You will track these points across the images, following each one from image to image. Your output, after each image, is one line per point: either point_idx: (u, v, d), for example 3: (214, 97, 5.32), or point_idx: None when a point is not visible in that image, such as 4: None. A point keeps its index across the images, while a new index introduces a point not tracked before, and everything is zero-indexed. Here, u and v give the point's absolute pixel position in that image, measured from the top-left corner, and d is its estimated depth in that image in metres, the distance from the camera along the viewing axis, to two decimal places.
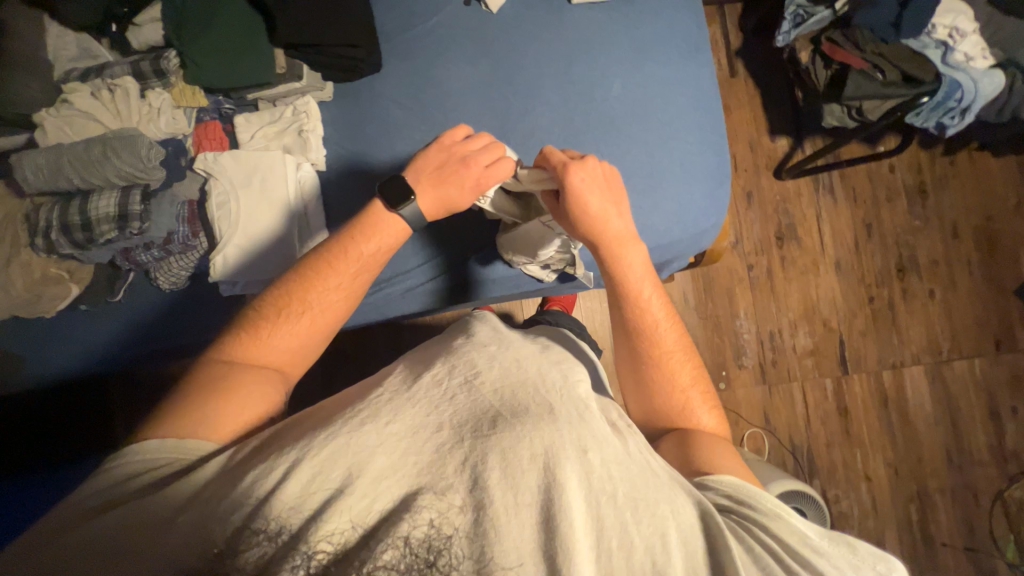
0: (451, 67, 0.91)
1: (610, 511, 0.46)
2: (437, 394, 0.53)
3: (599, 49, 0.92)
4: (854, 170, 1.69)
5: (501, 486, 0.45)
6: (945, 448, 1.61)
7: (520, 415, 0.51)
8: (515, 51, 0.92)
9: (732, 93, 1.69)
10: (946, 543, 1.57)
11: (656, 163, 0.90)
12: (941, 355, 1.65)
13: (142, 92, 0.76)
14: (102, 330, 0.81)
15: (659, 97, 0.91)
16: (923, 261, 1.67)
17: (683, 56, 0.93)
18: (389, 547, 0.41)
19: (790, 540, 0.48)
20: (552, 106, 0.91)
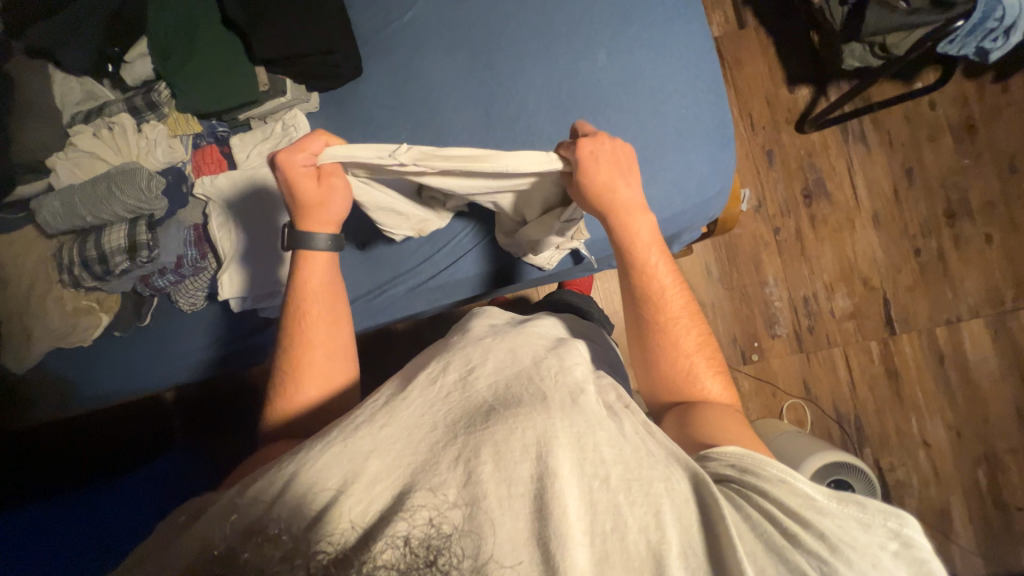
0: (429, 60, 0.90)
1: (603, 495, 0.46)
2: (432, 394, 0.55)
3: (580, 20, 0.88)
4: (887, 112, 1.54)
5: (496, 478, 0.46)
6: (1016, 406, 1.47)
7: (515, 406, 0.52)
8: (493, 33, 0.89)
9: (743, 45, 1.57)
10: (1020, 508, 1.44)
11: (649, 133, 0.86)
12: (1004, 306, 1.49)
13: (138, 126, 0.80)
14: (143, 352, 0.89)
15: (649, 62, 0.86)
16: (976, 204, 1.51)
17: (671, 14, 0.87)
18: (387, 547, 0.39)
19: (793, 503, 0.46)
20: (536, 86, 0.88)
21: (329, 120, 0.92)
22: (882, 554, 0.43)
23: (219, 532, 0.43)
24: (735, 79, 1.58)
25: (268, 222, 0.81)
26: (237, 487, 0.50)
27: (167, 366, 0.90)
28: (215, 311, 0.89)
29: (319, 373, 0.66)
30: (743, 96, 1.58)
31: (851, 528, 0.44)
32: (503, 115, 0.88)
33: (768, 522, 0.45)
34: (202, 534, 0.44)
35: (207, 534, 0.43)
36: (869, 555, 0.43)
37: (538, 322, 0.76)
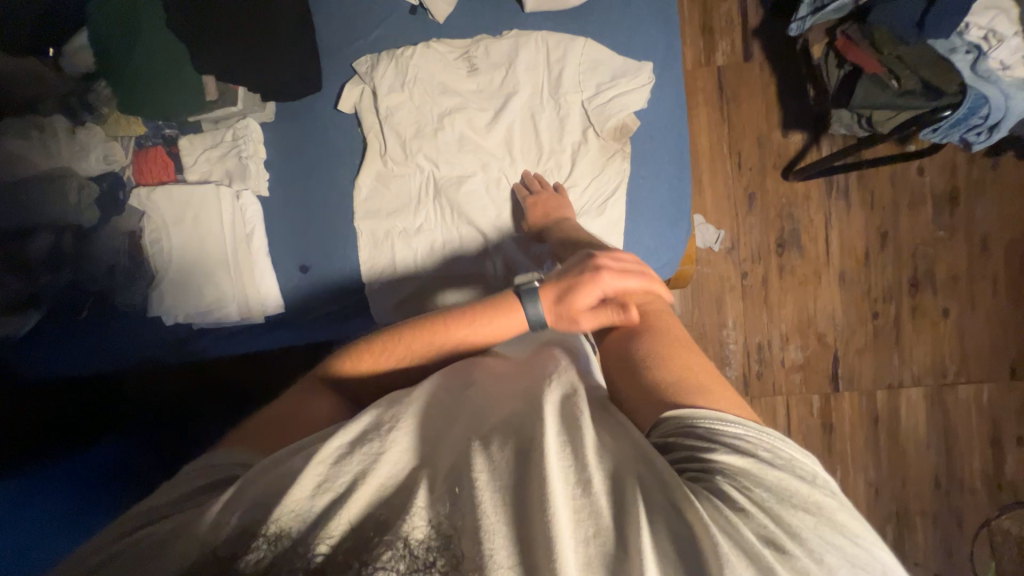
0: (353, 93, 0.85)
1: (584, 499, 0.45)
2: (433, 408, 0.57)
3: (512, 86, 0.84)
4: (875, 172, 1.52)
5: (490, 486, 0.46)
6: (934, 472, 1.55)
7: (514, 417, 0.54)
8: (430, 76, 0.84)
9: (745, 80, 1.52)
10: (918, 563, 1.54)
11: (603, 195, 0.85)
12: (945, 378, 1.54)
13: (73, 128, 0.76)
14: (86, 346, 0.84)
15: (575, 141, 0.85)
16: (942, 276, 1.53)
17: (578, 93, 0.84)
18: (387, 548, 0.44)
19: (756, 492, 0.44)
20: (466, 145, 0.85)
21: (283, 134, 0.88)
22: (827, 505, 0.44)
23: (222, 534, 0.46)
24: (731, 114, 1.53)
25: (208, 244, 0.82)
26: (235, 489, 0.49)
27: (123, 356, 0.85)
28: (145, 318, 0.85)
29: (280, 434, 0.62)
30: (736, 133, 1.53)
31: (795, 489, 0.45)
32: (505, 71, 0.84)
33: (727, 503, 0.43)
34: (202, 531, 0.46)
35: (202, 539, 0.46)
36: (814, 516, 0.43)
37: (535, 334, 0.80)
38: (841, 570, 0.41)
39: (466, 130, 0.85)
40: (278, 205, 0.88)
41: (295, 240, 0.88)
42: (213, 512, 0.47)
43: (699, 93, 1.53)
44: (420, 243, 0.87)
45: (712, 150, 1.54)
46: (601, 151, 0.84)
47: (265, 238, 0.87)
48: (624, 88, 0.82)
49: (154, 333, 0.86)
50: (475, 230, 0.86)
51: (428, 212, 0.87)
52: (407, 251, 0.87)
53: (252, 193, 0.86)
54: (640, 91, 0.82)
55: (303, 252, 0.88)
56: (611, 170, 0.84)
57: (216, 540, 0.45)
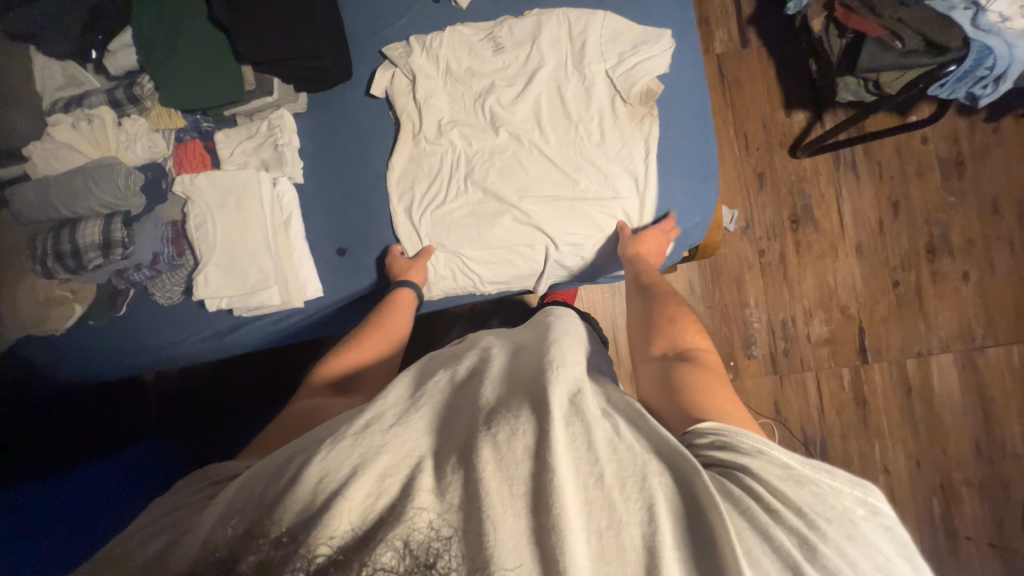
0: (384, 77, 0.89)
1: (598, 491, 0.43)
2: (438, 399, 0.53)
3: (537, 60, 0.87)
4: (880, 144, 1.56)
5: (502, 480, 0.43)
6: (974, 439, 1.52)
7: (520, 402, 0.49)
8: (459, 58, 0.88)
9: (745, 65, 1.57)
10: (970, 537, 1.49)
11: (634, 157, 0.86)
12: (974, 342, 1.53)
13: (119, 120, 0.80)
14: (116, 343, 0.86)
15: (602, 106, 0.87)
16: (957, 241, 1.54)
17: (601, 62, 0.87)
18: (387, 550, 0.40)
19: (782, 489, 0.44)
20: (497, 120, 0.88)
21: (317, 122, 0.91)
22: (859, 519, 0.44)
23: (222, 538, 0.43)
24: (734, 98, 1.57)
25: (249, 230, 0.83)
26: (234, 490, 0.47)
27: (158, 352, 0.87)
28: (191, 308, 0.86)
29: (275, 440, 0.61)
30: (741, 116, 1.57)
31: (828, 495, 0.44)
32: (531, 47, 0.87)
33: (757, 503, 0.44)
34: (203, 533, 0.44)
35: (201, 538, 0.43)
36: (847, 528, 0.43)
37: (542, 318, 0.79)
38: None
39: (497, 106, 0.88)
40: (314, 192, 0.91)
41: (330, 223, 0.90)
42: (216, 513, 0.45)
43: None
44: (461, 208, 0.88)
45: (719, 133, 1.58)
46: (625, 114, 0.86)
47: (302, 224, 0.89)
48: (646, 55, 0.85)
49: (172, 325, 0.86)
50: (513, 194, 0.87)
51: (466, 182, 0.88)
52: (447, 219, 0.88)
53: (289, 181, 0.88)
54: (662, 55, 0.86)
55: (341, 235, 0.90)
56: (638, 130, 0.86)
57: (210, 542, 0.43)
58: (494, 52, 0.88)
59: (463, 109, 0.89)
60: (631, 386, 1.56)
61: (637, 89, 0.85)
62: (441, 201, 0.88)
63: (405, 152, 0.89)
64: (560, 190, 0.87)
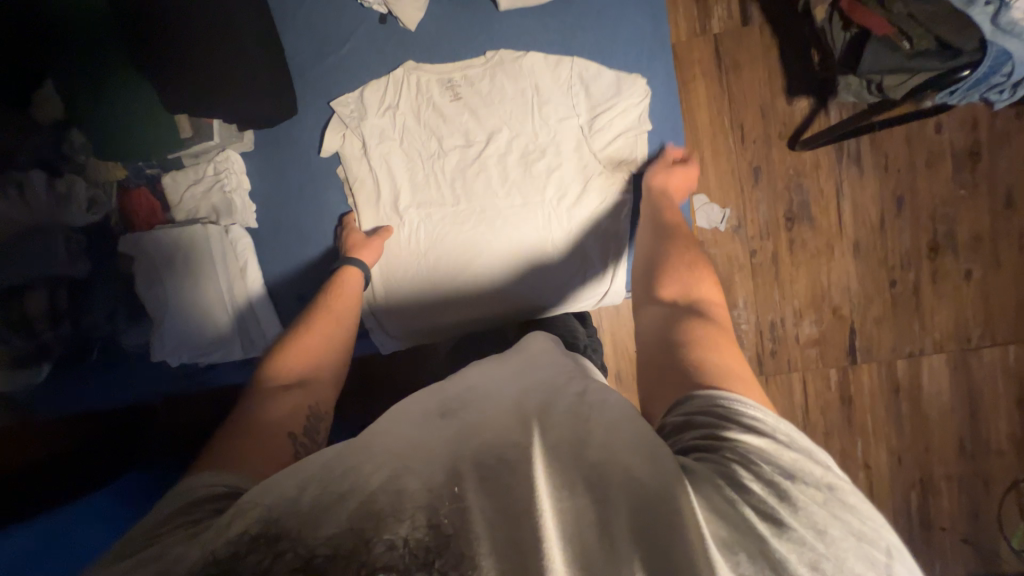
0: (335, 139, 0.86)
1: (579, 506, 0.41)
2: (421, 414, 0.52)
3: (500, 87, 0.85)
4: (889, 133, 1.44)
5: (485, 494, 0.41)
6: (959, 436, 1.52)
7: (501, 425, 0.47)
8: (414, 93, 0.85)
9: (744, 46, 1.43)
10: (945, 528, 1.53)
11: (589, 189, 0.87)
12: (969, 342, 1.49)
13: (51, 180, 0.76)
14: (96, 389, 0.86)
15: (560, 163, 0.86)
16: (963, 237, 1.46)
17: (565, 94, 0.85)
18: (384, 544, 0.38)
19: (760, 462, 0.43)
20: (452, 181, 0.87)
21: (266, 161, 0.87)
22: (830, 487, 0.43)
23: (221, 543, 0.41)
24: (731, 84, 1.45)
25: (199, 285, 0.83)
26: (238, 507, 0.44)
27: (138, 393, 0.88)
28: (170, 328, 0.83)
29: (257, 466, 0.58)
30: (738, 104, 1.45)
31: (802, 465, 0.44)
32: (484, 70, 0.85)
33: (733, 487, 0.42)
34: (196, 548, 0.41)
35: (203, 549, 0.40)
36: (819, 497, 0.42)
37: (521, 345, 0.70)
38: (845, 542, 0.39)
39: (461, 118, 0.86)
40: (269, 236, 0.88)
41: (288, 268, 0.88)
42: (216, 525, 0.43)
43: (695, 65, 1.44)
44: (417, 276, 0.89)
45: (713, 124, 1.46)
46: (582, 173, 0.87)
47: (260, 272, 0.87)
48: (620, 109, 0.85)
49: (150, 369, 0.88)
50: (484, 210, 0.87)
51: (423, 250, 0.88)
52: (408, 249, 0.88)
53: (241, 226, 0.86)
54: (631, 92, 0.84)
55: (297, 281, 0.89)
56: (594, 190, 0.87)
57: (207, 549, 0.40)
58: (446, 75, 0.85)
59: (422, 137, 0.86)
60: None
61: (601, 125, 0.85)
62: (403, 233, 0.88)
63: (358, 183, 0.87)
64: (521, 246, 0.88)
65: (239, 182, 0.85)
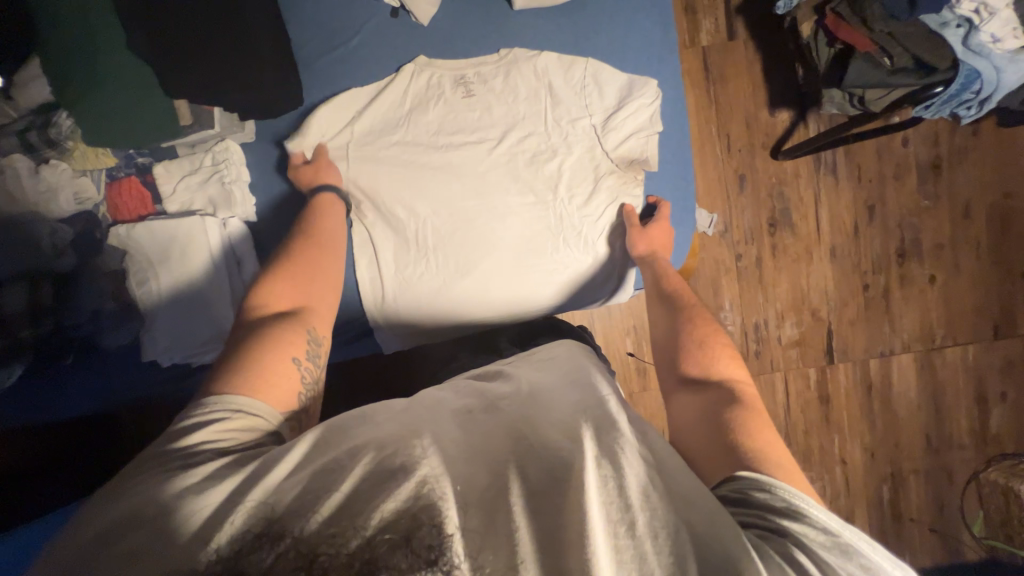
0: (345, 134, 0.85)
1: (626, 539, 0.40)
2: (462, 429, 0.50)
3: (514, 85, 0.86)
4: (861, 146, 1.54)
5: (527, 507, 0.42)
6: (926, 431, 1.62)
7: (550, 432, 0.48)
8: (427, 86, 0.86)
9: (730, 59, 1.49)
10: (913, 519, 1.62)
11: (598, 188, 0.90)
12: (934, 342, 1.60)
13: (36, 167, 0.71)
14: (77, 394, 0.81)
15: (570, 163, 0.89)
16: (927, 244, 1.57)
17: (578, 96, 0.87)
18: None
19: (822, 550, 0.43)
20: (463, 177, 0.87)
21: (269, 155, 0.85)
22: None
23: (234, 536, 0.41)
24: (718, 95, 1.51)
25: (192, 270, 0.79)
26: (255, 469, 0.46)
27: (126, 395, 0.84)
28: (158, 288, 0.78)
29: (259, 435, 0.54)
30: (724, 115, 1.51)
31: (870, 568, 0.43)
32: (499, 67, 0.86)
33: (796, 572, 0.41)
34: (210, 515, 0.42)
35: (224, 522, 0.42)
36: None
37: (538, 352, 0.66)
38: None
39: (480, 128, 0.87)
40: (269, 231, 0.85)
41: None
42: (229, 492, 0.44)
43: (685, 75, 1.50)
44: (426, 273, 0.88)
45: (702, 133, 1.52)
46: (593, 172, 0.89)
47: (256, 266, 0.83)
48: (633, 109, 0.87)
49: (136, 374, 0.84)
50: (494, 206, 0.88)
51: (432, 247, 0.88)
52: (415, 245, 0.88)
53: (239, 219, 0.83)
54: (644, 95, 0.86)
55: None
56: (604, 190, 0.90)
57: (230, 527, 0.41)
58: (461, 71, 0.86)
59: (434, 133, 0.86)
60: None
61: (614, 126, 0.87)
62: (411, 228, 0.88)
63: (367, 178, 0.86)
64: (533, 244, 0.89)
65: (238, 172, 0.82)
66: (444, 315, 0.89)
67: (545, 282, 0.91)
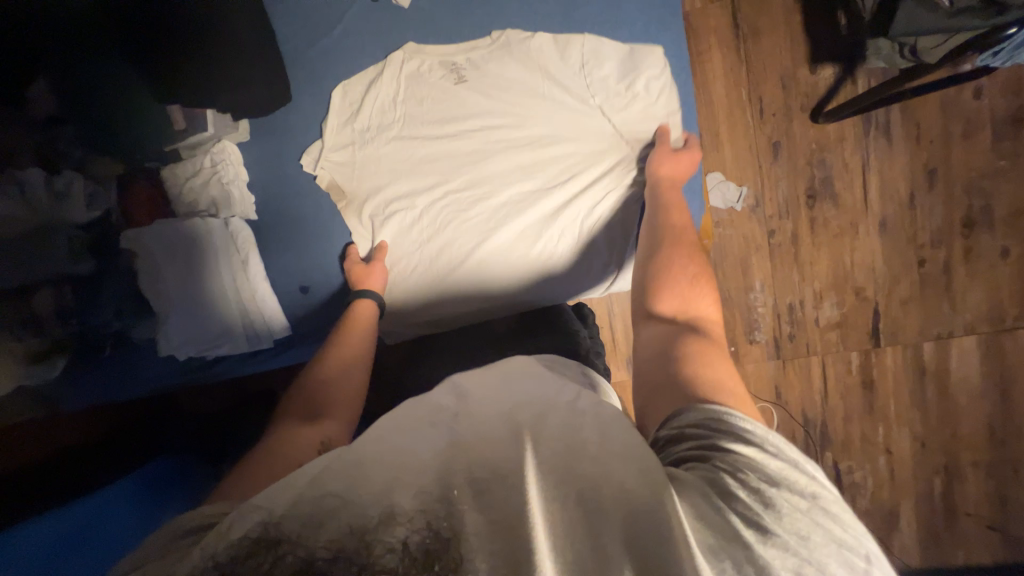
0: (337, 124, 0.85)
1: (574, 510, 0.41)
2: (412, 432, 0.49)
3: (506, 68, 0.84)
4: (920, 102, 1.35)
5: (480, 505, 0.41)
6: (989, 421, 1.46)
7: (490, 433, 0.47)
8: (416, 73, 0.84)
9: (763, 12, 1.34)
10: (969, 514, 1.48)
11: (596, 168, 0.88)
12: (1003, 323, 1.42)
13: (50, 176, 0.76)
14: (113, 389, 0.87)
15: (569, 146, 0.87)
16: (1000, 212, 1.38)
17: (578, 73, 0.84)
18: (388, 553, 0.38)
19: (751, 467, 0.43)
20: (455, 166, 0.86)
21: (261, 151, 0.85)
22: (814, 490, 0.43)
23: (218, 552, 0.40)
24: (749, 53, 1.36)
25: (199, 286, 0.83)
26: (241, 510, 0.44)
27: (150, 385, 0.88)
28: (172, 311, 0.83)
29: (249, 467, 0.57)
30: (756, 75, 1.37)
31: (790, 470, 0.43)
32: (492, 50, 0.84)
33: (726, 500, 0.41)
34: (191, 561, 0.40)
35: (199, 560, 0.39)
36: (807, 503, 0.41)
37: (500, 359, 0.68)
38: (828, 555, 0.39)
39: (471, 113, 0.85)
40: (269, 228, 0.87)
41: (291, 258, 0.88)
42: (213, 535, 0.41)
43: (711, 34, 1.36)
44: (421, 265, 0.88)
45: (730, 97, 1.38)
46: (593, 154, 0.87)
47: (261, 264, 0.86)
48: (635, 86, 0.85)
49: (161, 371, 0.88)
50: (489, 194, 0.87)
51: (426, 238, 0.87)
52: (408, 236, 0.87)
53: (241, 218, 0.85)
54: (647, 73, 0.85)
55: (301, 273, 0.88)
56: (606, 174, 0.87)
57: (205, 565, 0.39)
58: (449, 57, 0.84)
59: (424, 122, 0.85)
60: (624, 374, 1.48)
61: (614, 103, 0.86)
62: (404, 219, 0.87)
63: (359, 169, 0.86)
64: (527, 233, 0.87)
65: (236, 171, 0.84)
66: (437, 291, 0.89)
67: (544, 269, 0.89)
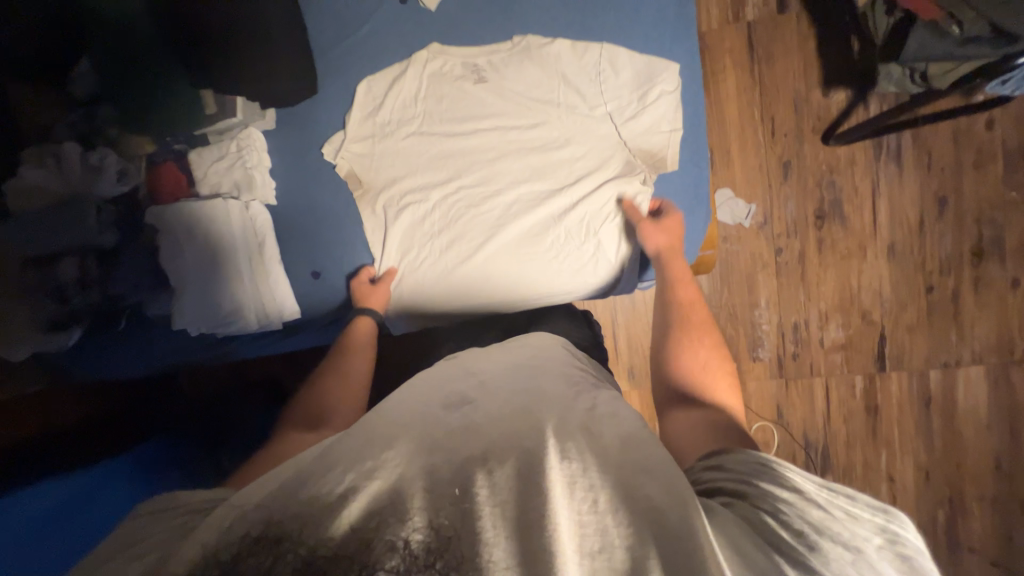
0: (360, 118, 0.88)
1: (591, 514, 0.40)
2: (428, 422, 0.49)
3: (524, 72, 0.87)
4: (931, 130, 1.37)
5: (494, 499, 0.40)
6: (996, 454, 1.43)
7: (510, 430, 0.47)
8: (439, 74, 0.88)
9: (778, 35, 1.37)
10: (973, 550, 1.44)
11: (608, 173, 0.90)
12: (1013, 355, 1.40)
13: (84, 151, 0.80)
14: (127, 363, 0.90)
15: (582, 151, 0.89)
16: (1011, 243, 1.37)
17: (596, 81, 0.88)
18: (389, 552, 0.36)
19: (788, 506, 0.42)
20: (472, 164, 0.89)
21: (287, 140, 0.90)
22: (869, 547, 0.39)
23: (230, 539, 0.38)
24: (763, 75, 1.39)
25: (215, 267, 0.86)
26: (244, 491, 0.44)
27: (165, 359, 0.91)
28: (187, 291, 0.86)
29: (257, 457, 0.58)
30: (769, 96, 1.39)
31: (839, 520, 0.41)
32: (511, 54, 0.87)
33: (758, 532, 0.41)
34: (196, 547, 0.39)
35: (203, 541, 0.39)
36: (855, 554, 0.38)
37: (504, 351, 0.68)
38: None
39: (488, 114, 0.88)
40: (287, 214, 0.90)
41: (307, 244, 0.91)
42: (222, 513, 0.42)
43: (726, 55, 1.39)
44: (432, 257, 0.90)
45: (742, 116, 1.41)
46: (607, 158, 0.90)
47: (276, 248, 0.90)
48: (654, 98, 0.88)
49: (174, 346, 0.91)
50: (501, 192, 0.89)
51: (439, 232, 0.90)
52: (422, 229, 0.90)
53: (260, 203, 0.88)
54: (666, 87, 0.88)
55: (315, 260, 0.91)
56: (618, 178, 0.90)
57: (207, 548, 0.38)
58: (471, 59, 0.87)
59: (444, 121, 0.88)
60: (625, 384, 1.48)
61: (630, 113, 0.89)
62: (419, 213, 0.90)
63: (379, 162, 0.89)
64: (536, 232, 0.90)
65: (259, 158, 0.87)
66: (449, 287, 0.91)
67: (556, 269, 0.90)
